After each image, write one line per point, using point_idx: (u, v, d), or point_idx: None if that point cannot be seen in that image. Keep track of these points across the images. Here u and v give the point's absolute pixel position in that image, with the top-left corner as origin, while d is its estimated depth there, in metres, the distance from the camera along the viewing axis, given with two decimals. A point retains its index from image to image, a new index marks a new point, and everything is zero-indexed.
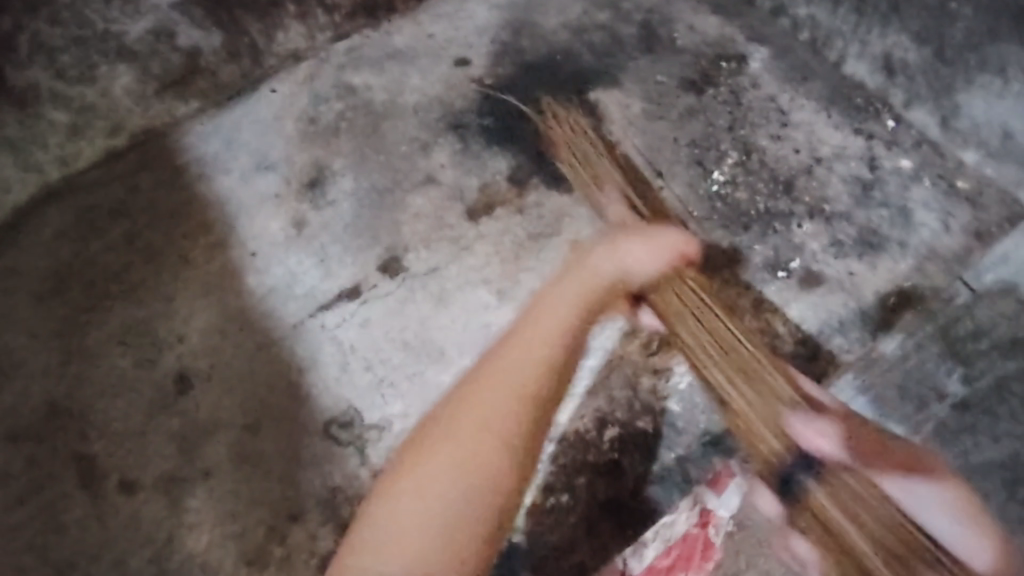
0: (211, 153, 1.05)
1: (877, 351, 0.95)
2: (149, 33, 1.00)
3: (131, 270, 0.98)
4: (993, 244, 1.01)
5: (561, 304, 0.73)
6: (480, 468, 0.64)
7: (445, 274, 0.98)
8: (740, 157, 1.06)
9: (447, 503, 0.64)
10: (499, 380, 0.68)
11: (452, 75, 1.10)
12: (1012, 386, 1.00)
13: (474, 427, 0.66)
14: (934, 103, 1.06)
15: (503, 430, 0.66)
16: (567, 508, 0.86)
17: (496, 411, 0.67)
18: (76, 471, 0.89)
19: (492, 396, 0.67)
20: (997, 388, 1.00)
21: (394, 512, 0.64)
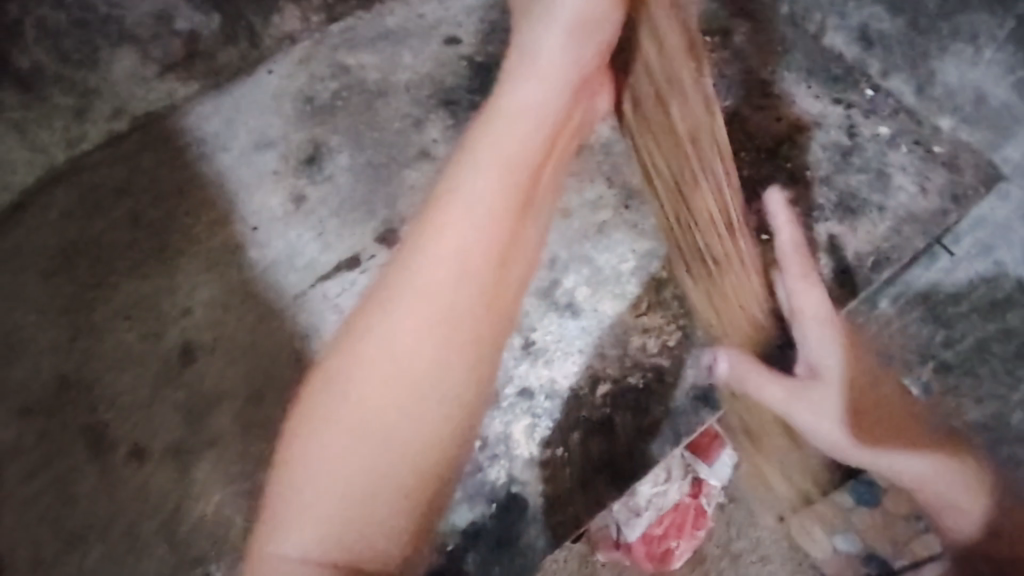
0: (211, 132, 1.07)
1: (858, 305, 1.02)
2: (150, 16, 1.04)
3: (137, 246, 1.01)
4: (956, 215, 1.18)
5: (478, 218, 0.84)
6: (416, 415, 0.80)
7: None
8: (723, 127, 1.08)
9: (382, 458, 0.78)
10: (418, 306, 0.82)
11: (442, 53, 1.11)
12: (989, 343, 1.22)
13: (411, 332, 0.81)
14: (910, 71, 1.12)
15: (393, 394, 0.80)
16: (563, 459, 0.91)
17: (402, 335, 0.81)
18: (87, 443, 0.93)
19: (420, 280, 0.83)
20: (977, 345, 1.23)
21: (315, 450, 0.78)
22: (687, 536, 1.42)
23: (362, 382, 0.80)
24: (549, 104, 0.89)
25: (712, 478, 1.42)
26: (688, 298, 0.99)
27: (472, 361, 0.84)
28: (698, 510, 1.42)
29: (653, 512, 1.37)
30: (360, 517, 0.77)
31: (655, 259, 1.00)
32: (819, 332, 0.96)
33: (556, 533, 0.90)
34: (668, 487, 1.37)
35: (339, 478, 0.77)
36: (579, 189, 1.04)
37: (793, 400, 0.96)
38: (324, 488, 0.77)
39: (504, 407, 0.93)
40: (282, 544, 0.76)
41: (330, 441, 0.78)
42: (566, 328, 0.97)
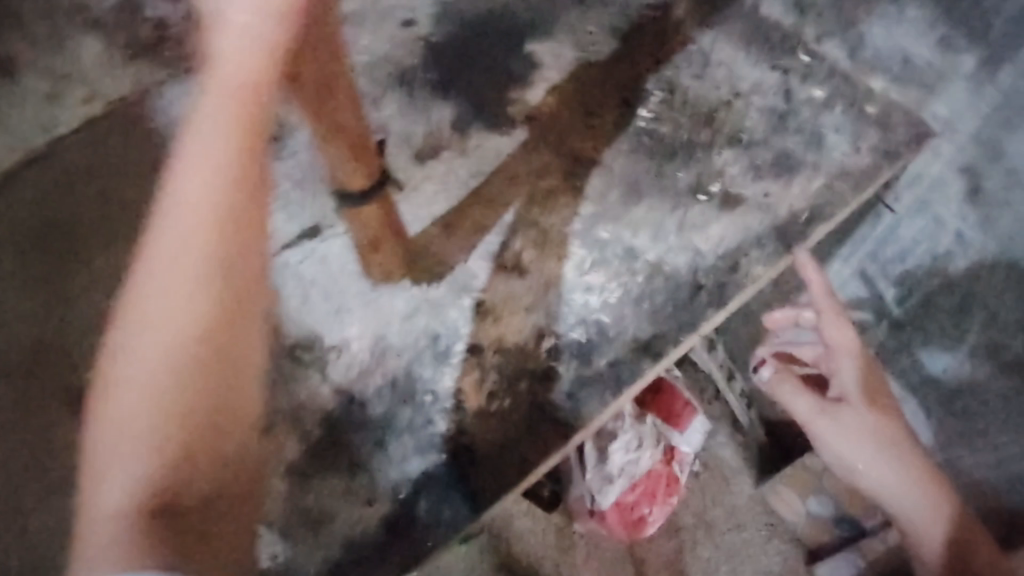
0: (180, 112, 1.11)
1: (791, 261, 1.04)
2: (116, 6, 1.17)
3: (111, 220, 1.07)
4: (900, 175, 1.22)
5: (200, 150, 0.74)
6: (164, 355, 0.76)
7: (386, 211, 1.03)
8: (664, 95, 1.15)
9: (144, 411, 0.75)
10: (173, 272, 0.76)
11: (400, 35, 1.18)
12: (934, 300, 1.21)
13: (172, 298, 0.76)
14: (842, 35, 1.17)
15: (193, 274, 0.76)
16: (507, 410, 0.95)
17: (161, 305, 0.76)
18: (61, 401, 0.98)
19: (148, 279, 0.77)
20: (924, 300, 1.22)
21: (111, 417, 0.75)
22: (660, 504, 1.29)
23: (138, 362, 0.76)
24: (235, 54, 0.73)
25: (684, 445, 1.30)
26: (629, 256, 1.03)
27: (197, 354, 0.77)
28: (672, 479, 1.29)
29: (623, 480, 1.25)
30: (130, 485, 0.72)
31: (597, 221, 1.05)
32: (847, 362, 1.01)
33: (504, 480, 0.92)
34: (638, 455, 1.25)
35: (130, 451, 0.73)
36: (528, 155, 1.10)
37: (819, 415, 1.02)
38: (114, 456, 0.73)
39: (454, 362, 0.97)
40: (104, 492, 0.71)
41: (125, 399, 0.75)
42: (513, 287, 1.01)
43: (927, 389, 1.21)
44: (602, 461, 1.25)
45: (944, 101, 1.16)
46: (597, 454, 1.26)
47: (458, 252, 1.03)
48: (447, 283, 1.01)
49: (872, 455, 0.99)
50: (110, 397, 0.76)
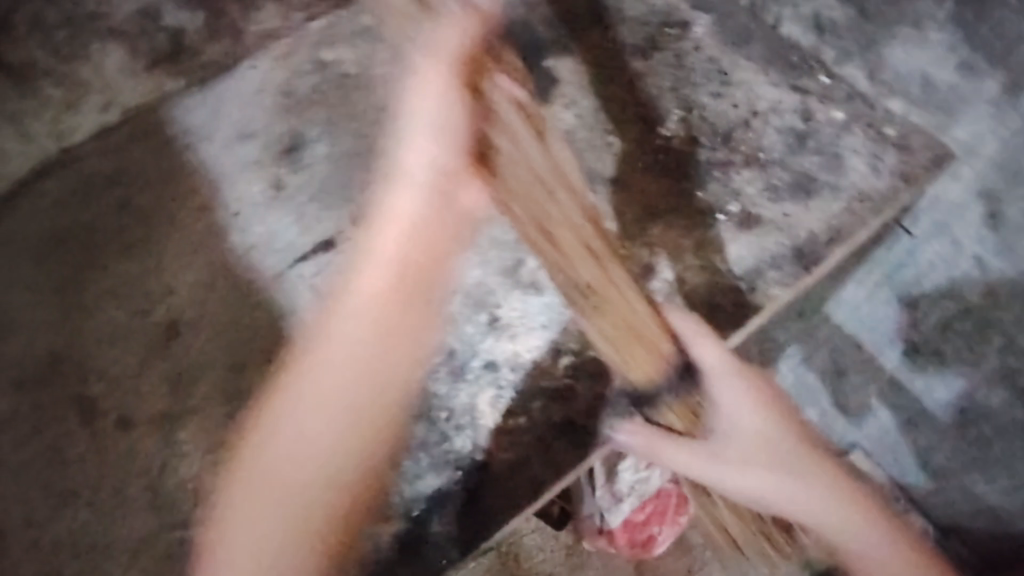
0: (196, 124, 1.12)
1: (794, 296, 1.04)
2: (136, 13, 1.14)
3: (126, 230, 1.07)
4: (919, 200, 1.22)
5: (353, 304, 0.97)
6: (343, 447, 0.90)
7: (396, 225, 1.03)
8: (682, 114, 1.14)
9: (314, 456, 0.89)
10: (349, 362, 0.94)
11: None
12: None
13: (311, 418, 0.92)
14: (861, 58, 1.16)
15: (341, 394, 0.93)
16: (518, 429, 0.95)
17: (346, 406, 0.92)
18: (78, 410, 0.99)
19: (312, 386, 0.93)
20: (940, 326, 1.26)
21: (257, 471, 0.90)
22: (668, 522, 1.36)
23: (270, 452, 0.91)
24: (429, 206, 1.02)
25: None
26: (645, 274, 1.05)
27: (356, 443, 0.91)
28: (680, 496, 1.34)
29: (634, 498, 1.28)
30: (293, 534, 0.87)
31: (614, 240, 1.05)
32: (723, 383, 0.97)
33: (516, 502, 0.94)
34: (649, 473, 1.25)
35: (261, 535, 0.87)
36: None
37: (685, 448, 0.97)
38: (261, 509, 0.88)
39: (470, 379, 0.98)
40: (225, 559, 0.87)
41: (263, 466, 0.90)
42: (530, 303, 1.01)
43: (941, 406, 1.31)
44: (613, 480, 1.26)
45: (969, 124, 1.12)
46: (607, 473, 1.25)
47: (475, 266, 1.04)
48: (462, 298, 1.02)
49: (773, 481, 1.00)
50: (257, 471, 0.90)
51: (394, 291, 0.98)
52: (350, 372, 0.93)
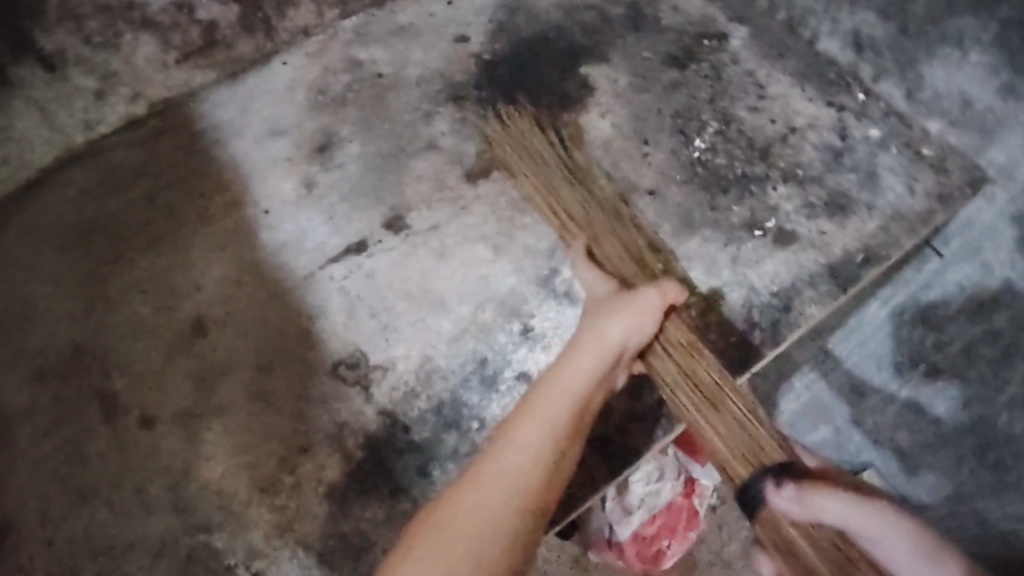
0: (226, 119, 1.13)
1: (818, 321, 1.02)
2: (171, 4, 1.09)
3: (152, 225, 1.06)
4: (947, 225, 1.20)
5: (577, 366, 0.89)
6: (519, 502, 0.80)
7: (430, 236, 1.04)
8: (719, 127, 1.13)
9: (504, 516, 0.79)
10: (547, 427, 0.85)
11: (453, 50, 1.17)
12: (977, 346, 1.18)
13: (499, 484, 0.81)
14: (900, 77, 1.16)
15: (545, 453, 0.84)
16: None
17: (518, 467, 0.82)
18: (98, 406, 0.96)
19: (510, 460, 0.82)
20: (965, 349, 1.18)
21: (433, 554, 0.75)
22: (679, 538, 1.28)
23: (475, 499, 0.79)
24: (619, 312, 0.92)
25: (704, 477, 1.27)
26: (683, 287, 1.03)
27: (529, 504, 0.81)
28: (691, 511, 1.28)
29: (644, 511, 1.25)
30: None
31: None
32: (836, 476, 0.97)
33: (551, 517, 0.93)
34: (659, 486, 1.24)
35: None
36: None
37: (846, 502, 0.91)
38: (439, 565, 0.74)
39: (502, 390, 0.95)
40: None
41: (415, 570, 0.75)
42: (564, 315, 0.99)
43: (961, 438, 1.18)
44: (624, 493, 1.24)
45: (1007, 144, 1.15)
46: (619, 486, 1.23)
47: (509, 274, 1.02)
48: (496, 306, 0.99)
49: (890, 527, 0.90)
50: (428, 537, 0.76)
51: (577, 405, 0.88)
52: (521, 443, 0.83)
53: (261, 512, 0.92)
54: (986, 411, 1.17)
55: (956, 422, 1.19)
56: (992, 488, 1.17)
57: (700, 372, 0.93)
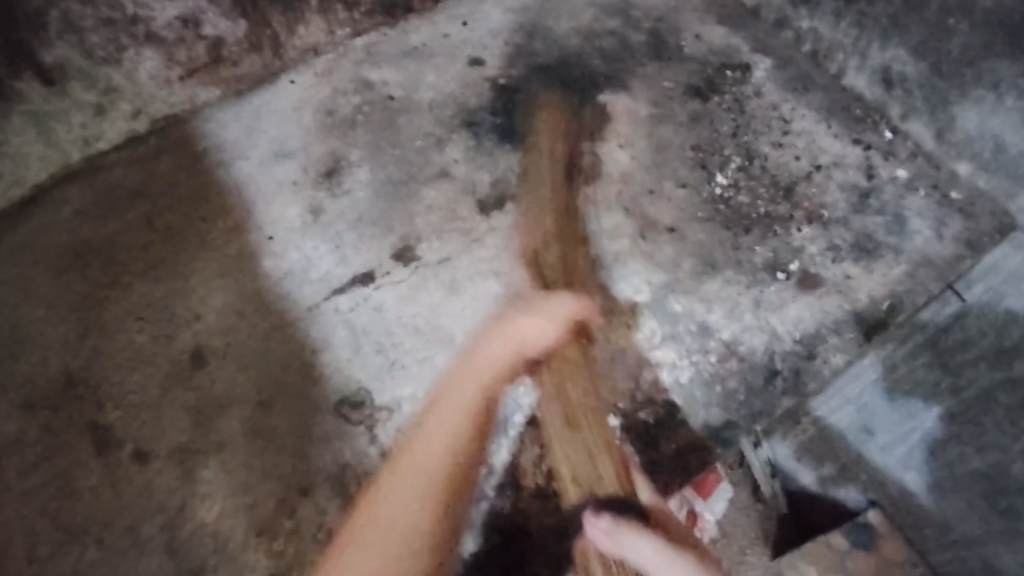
0: (230, 140, 1.09)
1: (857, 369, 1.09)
2: (177, 19, 1.05)
3: (151, 247, 1.01)
4: (985, 254, 1.03)
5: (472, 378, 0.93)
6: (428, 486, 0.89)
7: (442, 269, 1.00)
8: (741, 162, 1.10)
9: (414, 491, 0.88)
10: (439, 411, 0.92)
11: (468, 74, 1.14)
12: (997, 395, 1.03)
13: (422, 467, 0.89)
14: (930, 116, 1.08)
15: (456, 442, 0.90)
16: (516, 510, 0.88)
17: (433, 457, 0.90)
18: (92, 439, 0.91)
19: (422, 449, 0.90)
20: (982, 397, 1.05)
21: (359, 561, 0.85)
22: None
23: (400, 486, 0.88)
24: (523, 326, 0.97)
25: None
26: (702, 332, 0.97)
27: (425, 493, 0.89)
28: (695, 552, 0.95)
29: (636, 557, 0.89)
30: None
31: (670, 292, 1.00)
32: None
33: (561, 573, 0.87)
34: None
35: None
36: (598, 217, 1.04)
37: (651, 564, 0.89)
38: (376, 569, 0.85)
39: (512, 435, 0.92)
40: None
41: (354, 560, 0.85)
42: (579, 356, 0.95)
43: (969, 483, 1.07)
44: None
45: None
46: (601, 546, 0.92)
47: (521, 312, 0.97)
48: (508, 347, 0.95)
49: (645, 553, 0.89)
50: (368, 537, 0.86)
51: (478, 403, 0.92)
52: (441, 418, 0.91)
53: (256, 559, 0.85)
54: (999, 457, 1.03)
55: (970, 467, 1.07)
56: (1003, 536, 1.05)
57: (583, 394, 0.93)
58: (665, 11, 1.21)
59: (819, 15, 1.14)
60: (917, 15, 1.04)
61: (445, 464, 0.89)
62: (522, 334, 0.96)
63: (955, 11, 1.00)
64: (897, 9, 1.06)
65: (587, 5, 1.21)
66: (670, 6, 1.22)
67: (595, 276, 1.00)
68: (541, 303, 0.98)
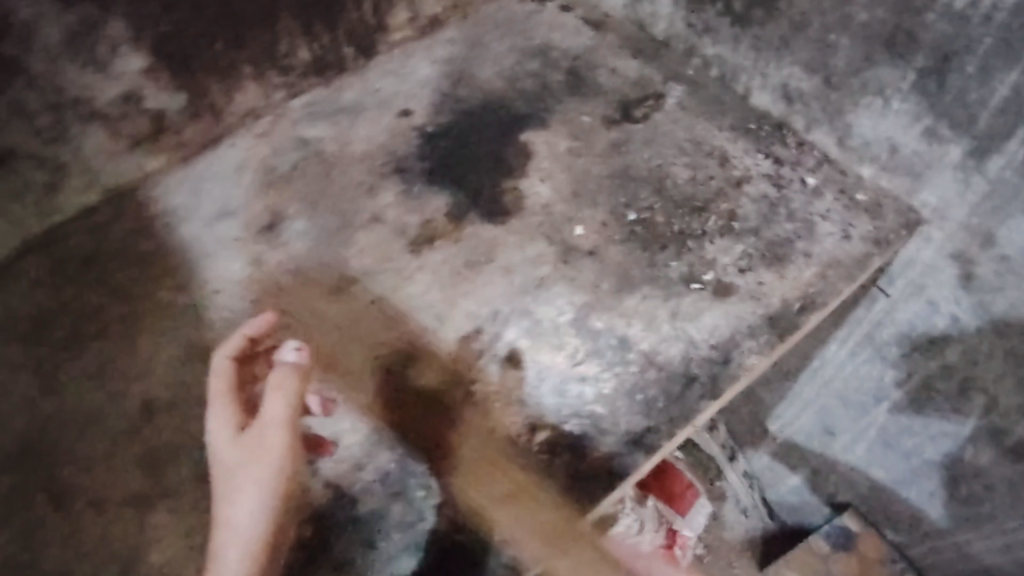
0: (176, 203, 1.17)
1: (906, 268, 1.16)
2: (119, 98, 1.12)
3: (103, 312, 1.08)
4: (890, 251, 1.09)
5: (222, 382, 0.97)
6: (257, 455, 0.90)
7: (346, 317, 1.06)
8: (654, 186, 1.16)
9: (250, 459, 0.90)
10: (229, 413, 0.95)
11: (397, 124, 1.22)
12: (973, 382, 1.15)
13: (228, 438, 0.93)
14: (829, 125, 1.15)
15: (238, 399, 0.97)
16: (450, 526, 0.98)
17: (235, 449, 0.92)
18: (48, 500, 0.97)
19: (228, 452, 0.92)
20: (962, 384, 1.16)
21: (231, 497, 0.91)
22: None
23: (242, 472, 0.91)
24: (340, 342, 1.04)
25: (687, 529, 1.41)
26: (623, 345, 1.03)
27: (254, 443, 0.91)
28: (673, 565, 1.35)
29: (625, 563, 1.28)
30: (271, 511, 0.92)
31: (591, 311, 1.06)
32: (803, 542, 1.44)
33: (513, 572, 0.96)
34: (641, 537, 1.29)
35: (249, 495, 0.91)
36: (522, 247, 1.11)
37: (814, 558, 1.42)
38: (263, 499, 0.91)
39: (445, 458, 0.98)
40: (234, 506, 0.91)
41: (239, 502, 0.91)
42: (506, 377, 1.01)
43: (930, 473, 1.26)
44: None
45: (1005, 156, 0.98)
46: None
47: (451, 340, 1.04)
48: (438, 374, 1.01)
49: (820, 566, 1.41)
50: (228, 480, 0.91)
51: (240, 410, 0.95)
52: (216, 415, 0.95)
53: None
54: (950, 447, 1.21)
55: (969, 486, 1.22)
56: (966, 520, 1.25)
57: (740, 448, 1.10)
58: (582, 50, 1.29)
59: (720, 41, 1.21)
60: (803, 34, 1.10)
61: (259, 429, 0.91)
62: (380, 355, 1.03)
63: (834, 27, 1.06)
64: (785, 31, 1.12)
65: (510, 50, 1.29)
66: (587, 45, 1.29)
67: (337, 276, 1.09)
68: (388, 335, 1.05)
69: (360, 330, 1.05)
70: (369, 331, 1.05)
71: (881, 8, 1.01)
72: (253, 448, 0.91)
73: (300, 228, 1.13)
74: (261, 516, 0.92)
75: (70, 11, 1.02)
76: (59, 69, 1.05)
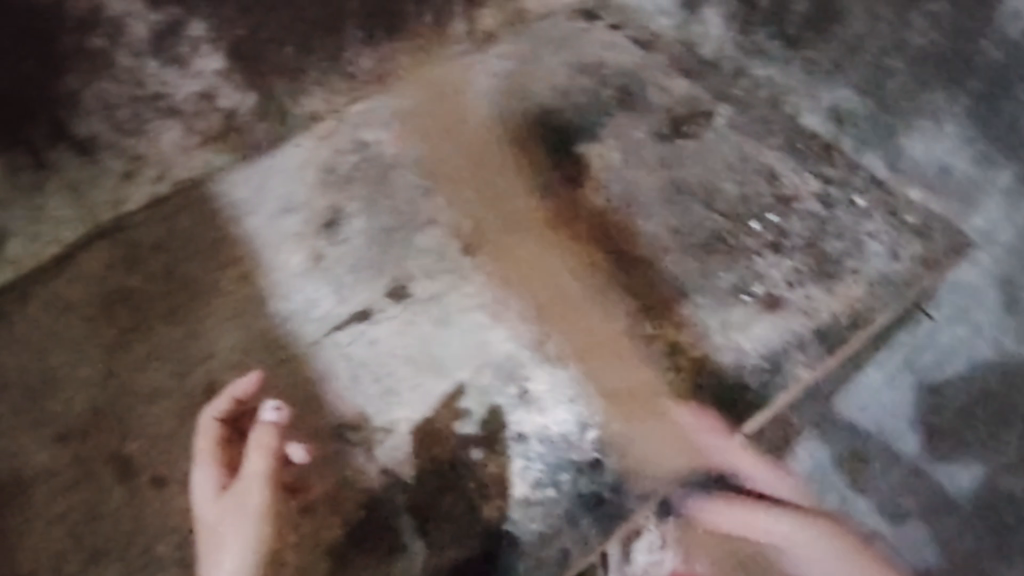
0: (241, 199, 1.20)
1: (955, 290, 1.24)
2: (196, 95, 1.16)
3: (171, 296, 1.11)
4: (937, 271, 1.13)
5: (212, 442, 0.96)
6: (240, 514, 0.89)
7: (402, 313, 1.09)
8: (705, 200, 1.18)
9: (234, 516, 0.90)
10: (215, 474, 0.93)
11: (454, 132, 1.25)
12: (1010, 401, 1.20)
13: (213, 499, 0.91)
14: (881, 148, 1.21)
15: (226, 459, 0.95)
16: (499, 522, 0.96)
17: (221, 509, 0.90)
18: (113, 470, 1.00)
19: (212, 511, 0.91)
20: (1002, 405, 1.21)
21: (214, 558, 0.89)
22: None
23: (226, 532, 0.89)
24: (398, 338, 1.08)
25: None
26: (674, 353, 1.06)
27: (240, 502, 0.90)
28: None
29: None
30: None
31: (642, 317, 1.09)
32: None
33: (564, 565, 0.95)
34: None
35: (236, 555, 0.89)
36: (575, 254, 1.14)
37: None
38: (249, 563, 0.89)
39: (499, 451, 0.99)
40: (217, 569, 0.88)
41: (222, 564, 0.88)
42: (556, 379, 1.04)
43: None
44: None
45: None
46: None
47: (505, 340, 1.07)
48: (493, 371, 1.05)
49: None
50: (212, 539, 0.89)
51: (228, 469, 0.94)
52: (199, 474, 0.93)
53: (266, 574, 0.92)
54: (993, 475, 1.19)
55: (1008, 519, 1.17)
56: None
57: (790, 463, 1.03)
58: (632, 68, 1.31)
59: (772, 63, 1.26)
60: (859, 55, 1.17)
61: (243, 488, 0.90)
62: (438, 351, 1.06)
63: (890, 51, 1.14)
64: (840, 54, 1.19)
65: (564, 64, 1.31)
66: (637, 63, 1.32)
67: (397, 273, 1.13)
68: (445, 332, 1.08)
69: (418, 328, 1.08)
70: (425, 328, 1.08)
71: (936, 31, 1.09)
72: (238, 508, 0.90)
73: (359, 229, 1.16)
74: (242, 574, 0.89)
75: (158, 11, 1.08)
76: (142, 65, 1.10)
